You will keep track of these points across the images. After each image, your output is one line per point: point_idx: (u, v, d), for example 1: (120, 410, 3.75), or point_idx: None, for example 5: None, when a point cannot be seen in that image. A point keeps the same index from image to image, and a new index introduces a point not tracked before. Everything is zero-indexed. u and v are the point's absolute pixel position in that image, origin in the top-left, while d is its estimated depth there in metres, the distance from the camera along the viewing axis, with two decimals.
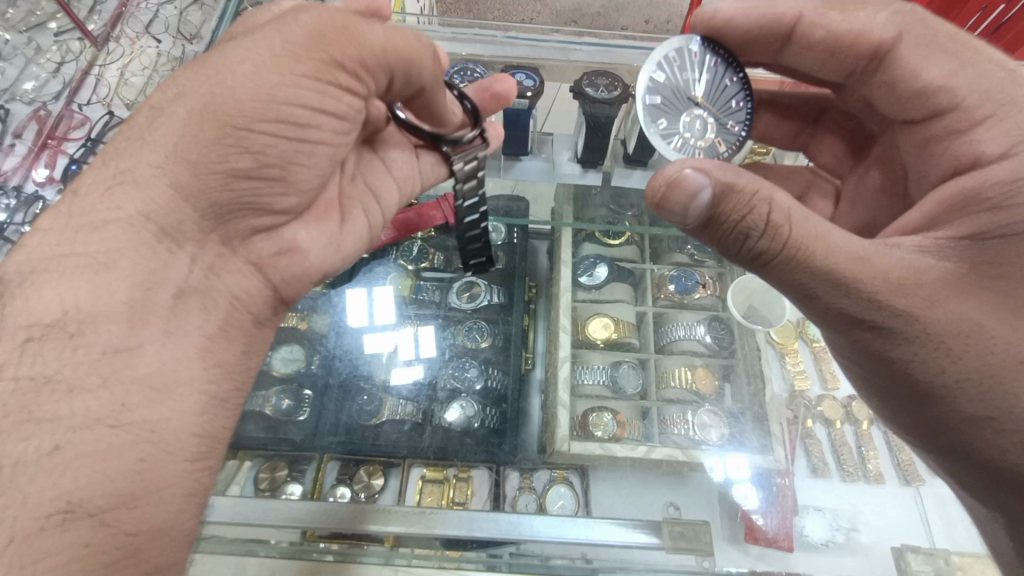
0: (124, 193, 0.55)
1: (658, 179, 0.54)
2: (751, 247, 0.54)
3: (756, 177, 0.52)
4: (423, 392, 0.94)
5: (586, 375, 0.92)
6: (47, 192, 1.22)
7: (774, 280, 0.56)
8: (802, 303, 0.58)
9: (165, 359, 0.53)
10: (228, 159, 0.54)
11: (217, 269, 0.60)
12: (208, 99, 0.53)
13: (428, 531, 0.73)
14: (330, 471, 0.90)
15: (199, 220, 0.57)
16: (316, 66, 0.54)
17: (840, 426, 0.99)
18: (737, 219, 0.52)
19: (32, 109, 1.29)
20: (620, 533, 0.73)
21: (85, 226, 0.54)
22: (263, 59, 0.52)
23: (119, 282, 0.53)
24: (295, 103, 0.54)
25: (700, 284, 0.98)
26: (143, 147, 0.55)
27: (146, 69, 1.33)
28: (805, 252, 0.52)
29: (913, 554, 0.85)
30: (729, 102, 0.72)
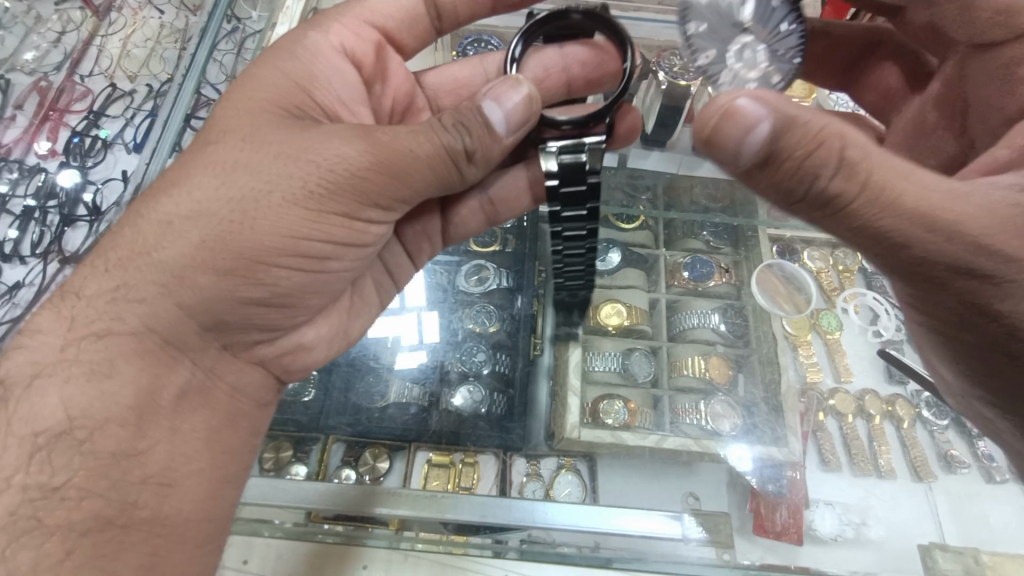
0: (125, 306, 0.58)
1: (709, 113, 0.49)
2: (822, 191, 0.48)
3: (820, 112, 0.48)
4: (431, 374, 0.93)
5: (597, 362, 0.91)
6: (50, 164, 1.21)
7: (849, 231, 0.51)
8: (883, 257, 0.52)
9: (168, 457, 0.59)
10: (241, 290, 0.58)
11: (218, 371, 0.64)
12: (236, 232, 0.55)
13: (439, 515, 0.72)
14: (335, 451, 0.89)
15: (200, 332, 0.60)
16: (345, 206, 0.57)
17: (852, 419, 0.97)
18: (805, 157, 0.47)
19: (33, 80, 1.26)
20: (641, 521, 0.74)
21: (88, 335, 0.57)
22: (291, 192, 0.55)
23: (123, 388, 0.57)
24: (323, 235, 0.58)
25: (716, 271, 0.96)
26: (146, 263, 0.57)
27: (149, 41, 1.29)
28: (891, 195, 0.48)
29: (941, 551, 0.82)
30: (779, 26, 0.65)
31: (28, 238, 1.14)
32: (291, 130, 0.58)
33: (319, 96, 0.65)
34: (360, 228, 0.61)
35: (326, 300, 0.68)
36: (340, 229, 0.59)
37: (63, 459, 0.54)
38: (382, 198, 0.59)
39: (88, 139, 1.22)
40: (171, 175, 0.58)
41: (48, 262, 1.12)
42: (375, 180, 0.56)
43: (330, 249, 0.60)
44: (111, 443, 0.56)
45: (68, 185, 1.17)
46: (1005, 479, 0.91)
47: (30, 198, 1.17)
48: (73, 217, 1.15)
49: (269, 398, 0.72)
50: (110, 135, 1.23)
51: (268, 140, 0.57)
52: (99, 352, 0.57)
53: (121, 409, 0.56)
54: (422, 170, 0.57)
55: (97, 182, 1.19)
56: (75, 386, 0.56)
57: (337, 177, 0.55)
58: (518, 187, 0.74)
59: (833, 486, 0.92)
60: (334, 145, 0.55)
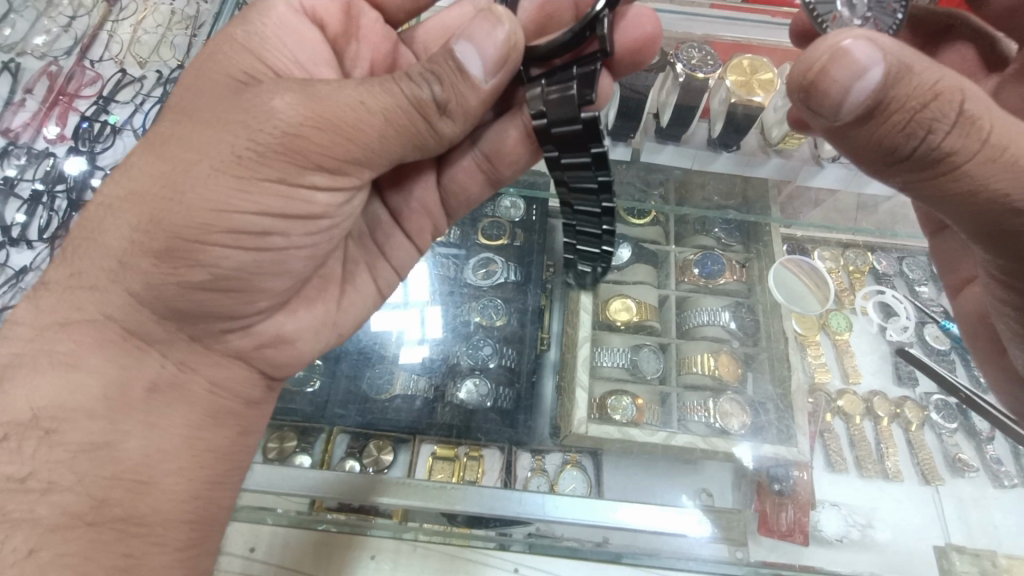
0: (82, 294, 0.59)
1: (812, 53, 0.43)
2: (932, 147, 0.46)
3: (936, 61, 0.44)
4: (438, 367, 0.92)
5: (604, 357, 0.90)
6: (58, 149, 1.20)
7: (955, 196, 0.49)
8: (983, 222, 0.50)
9: (143, 452, 0.59)
10: (179, 273, 0.56)
11: (190, 364, 0.64)
12: (166, 207, 0.54)
13: (447, 506, 0.72)
14: (339, 443, 0.88)
15: (159, 322, 0.60)
16: (281, 173, 0.54)
17: (859, 421, 0.97)
18: (920, 108, 0.44)
19: (43, 64, 1.25)
20: (647, 516, 0.75)
21: (51, 324, 0.59)
22: (221, 162, 0.53)
23: (91, 379, 0.57)
24: (259, 207, 0.55)
25: (725, 269, 0.95)
26: (105, 251, 0.57)
27: (160, 27, 1.29)
28: (1014, 154, 0.45)
29: (956, 554, 0.83)
30: None
31: (36, 222, 1.14)
32: (227, 98, 0.55)
33: (269, 59, 0.62)
34: (299, 203, 0.57)
35: (286, 286, 0.65)
36: (280, 203, 0.55)
37: (31, 446, 0.54)
38: (321, 160, 0.54)
39: (97, 124, 1.21)
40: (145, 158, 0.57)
41: (54, 246, 1.11)
42: (312, 143, 0.52)
43: (272, 223, 0.57)
44: (81, 436, 0.55)
45: (75, 172, 1.17)
46: (1013, 484, 0.90)
47: (38, 181, 1.17)
48: (81, 202, 1.14)
49: (259, 399, 0.72)
50: (119, 121, 1.22)
51: (199, 111, 0.56)
52: (60, 343, 0.58)
53: (90, 400, 0.57)
54: (369, 134, 0.53)
55: (106, 167, 1.18)
56: (38, 376, 0.56)
57: (265, 140, 0.52)
58: (512, 144, 0.69)
59: (841, 487, 0.91)
60: (272, 102, 0.52)
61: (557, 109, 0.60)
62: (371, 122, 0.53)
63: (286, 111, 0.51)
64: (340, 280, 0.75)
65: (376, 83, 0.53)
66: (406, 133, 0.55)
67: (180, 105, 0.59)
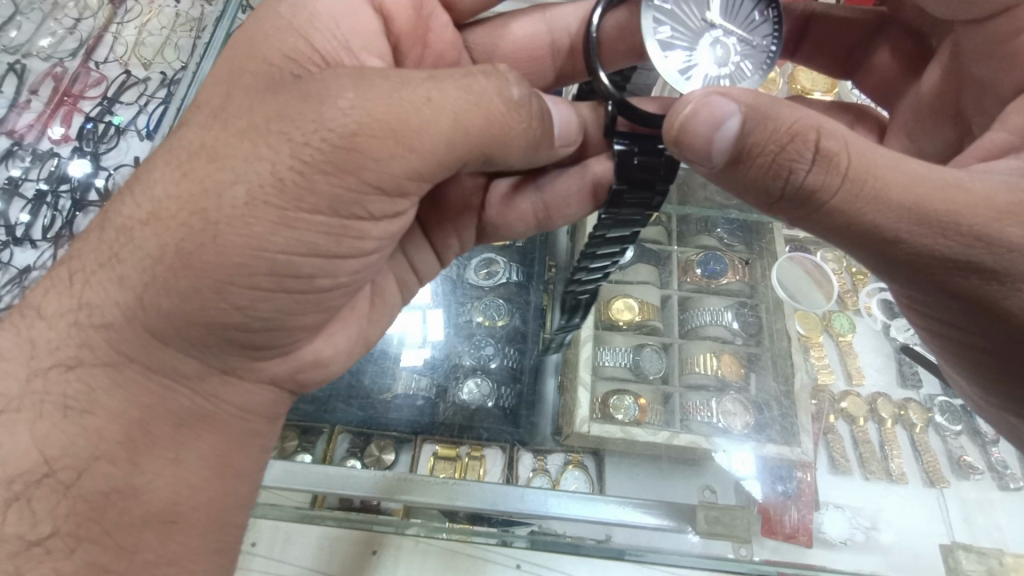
0: (89, 329, 0.54)
1: (679, 107, 0.52)
2: (797, 184, 0.50)
3: (793, 107, 0.50)
4: (440, 367, 0.92)
5: (607, 356, 0.90)
6: (63, 150, 1.22)
7: (837, 229, 0.51)
8: (874, 256, 0.52)
9: (170, 489, 0.56)
10: (211, 314, 0.51)
11: (221, 397, 0.59)
12: (197, 241, 0.48)
13: (450, 502, 0.72)
14: (341, 442, 0.88)
15: (188, 361, 0.55)
16: (329, 201, 0.48)
17: (863, 423, 0.96)
18: (776, 151, 0.49)
19: (50, 66, 1.26)
20: (641, 516, 0.73)
21: (55, 366, 0.54)
22: (259, 186, 0.47)
23: (107, 424, 0.54)
24: (303, 243, 0.49)
25: (729, 268, 0.95)
26: (111, 280, 0.52)
27: (165, 28, 1.29)
28: (873, 184, 0.48)
29: (963, 552, 0.82)
30: (751, 15, 0.64)
31: (40, 222, 1.15)
32: (266, 99, 0.50)
33: (316, 40, 0.57)
34: (348, 242, 0.52)
35: (323, 318, 0.61)
36: (329, 240, 0.50)
37: (46, 505, 0.52)
38: (379, 178, 0.48)
39: (102, 125, 1.22)
40: (154, 173, 0.52)
41: (58, 246, 1.12)
42: (369, 156, 0.47)
43: (319, 266, 0.52)
44: (103, 482, 0.53)
45: (79, 174, 1.18)
46: (1018, 486, 0.90)
47: (43, 182, 1.18)
48: (85, 202, 1.15)
49: (280, 411, 0.65)
50: (124, 121, 1.23)
51: (234, 119, 0.50)
52: (68, 385, 0.54)
53: (110, 445, 0.53)
54: (434, 139, 0.48)
55: (109, 168, 1.19)
56: (49, 423, 0.53)
57: (313, 155, 0.46)
58: (573, 192, 0.70)
59: (845, 488, 0.90)
60: (340, 95, 0.47)
61: (638, 179, 0.62)
62: (435, 125, 0.48)
63: (355, 113, 0.46)
64: (369, 293, 0.70)
65: (442, 81, 0.48)
66: (474, 142, 0.50)
67: (203, 108, 0.53)
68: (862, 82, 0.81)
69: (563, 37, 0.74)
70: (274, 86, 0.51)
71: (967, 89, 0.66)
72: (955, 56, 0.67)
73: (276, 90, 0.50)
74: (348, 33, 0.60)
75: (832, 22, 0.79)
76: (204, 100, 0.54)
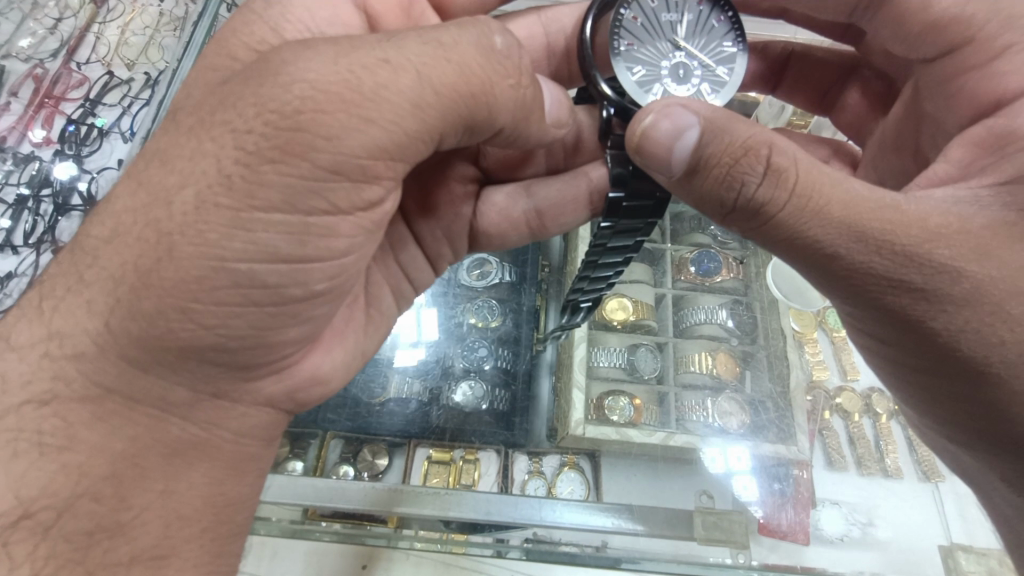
0: (63, 358, 0.50)
1: (641, 114, 0.49)
2: (748, 198, 0.48)
3: (747, 122, 0.49)
4: (433, 369, 0.91)
5: (602, 357, 0.88)
6: (44, 152, 1.19)
7: (783, 243, 0.50)
8: (815, 271, 0.51)
9: (161, 522, 0.53)
10: (177, 334, 0.48)
11: (216, 422, 0.56)
12: (150, 259, 0.46)
13: (441, 513, 0.71)
14: (333, 447, 0.86)
15: (170, 385, 0.52)
16: (283, 193, 0.44)
17: (857, 418, 0.95)
18: (730, 163, 0.48)
19: (29, 67, 1.23)
20: (620, 524, 0.73)
21: (29, 401, 0.50)
22: (207, 187, 0.44)
23: (92, 458, 0.50)
24: (263, 249, 0.46)
25: (722, 266, 0.95)
26: (84, 303, 0.50)
27: (148, 29, 1.26)
28: (816, 201, 0.48)
29: (964, 554, 0.81)
30: (716, 45, 0.63)
31: (21, 227, 1.12)
32: (214, 94, 0.47)
33: (288, 32, 0.57)
34: (314, 242, 0.48)
35: (312, 330, 0.58)
36: (291, 243, 0.47)
37: (26, 547, 0.47)
38: (335, 161, 0.44)
39: (84, 128, 1.20)
40: (132, 184, 0.49)
41: (40, 251, 1.10)
42: (317, 133, 0.43)
43: (285, 274, 0.49)
44: (86, 522, 0.49)
45: (63, 178, 1.15)
46: None
47: (23, 186, 1.15)
48: (68, 207, 1.13)
49: (278, 432, 0.63)
50: (107, 123, 1.21)
51: (187, 118, 0.48)
52: (44, 422, 0.50)
53: (92, 482, 0.50)
54: (397, 103, 0.44)
55: (92, 170, 1.17)
56: (26, 462, 0.49)
57: (257, 143, 0.43)
58: (569, 195, 0.73)
59: (839, 485, 0.90)
60: (295, 62, 0.43)
61: (638, 189, 0.63)
62: (396, 86, 0.44)
63: (304, 89, 0.42)
64: (364, 306, 0.68)
65: (403, 41, 0.45)
66: (449, 104, 0.46)
67: (175, 114, 0.51)
68: (837, 120, 0.80)
69: (559, 37, 0.72)
70: (229, 77, 0.49)
71: (925, 126, 0.65)
72: (914, 94, 0.66)
73: (226, 82, 0.47)
74: (322, 26, 0.59)
75: (812, 55, 0.78)
76: (179, 105, 0.52)
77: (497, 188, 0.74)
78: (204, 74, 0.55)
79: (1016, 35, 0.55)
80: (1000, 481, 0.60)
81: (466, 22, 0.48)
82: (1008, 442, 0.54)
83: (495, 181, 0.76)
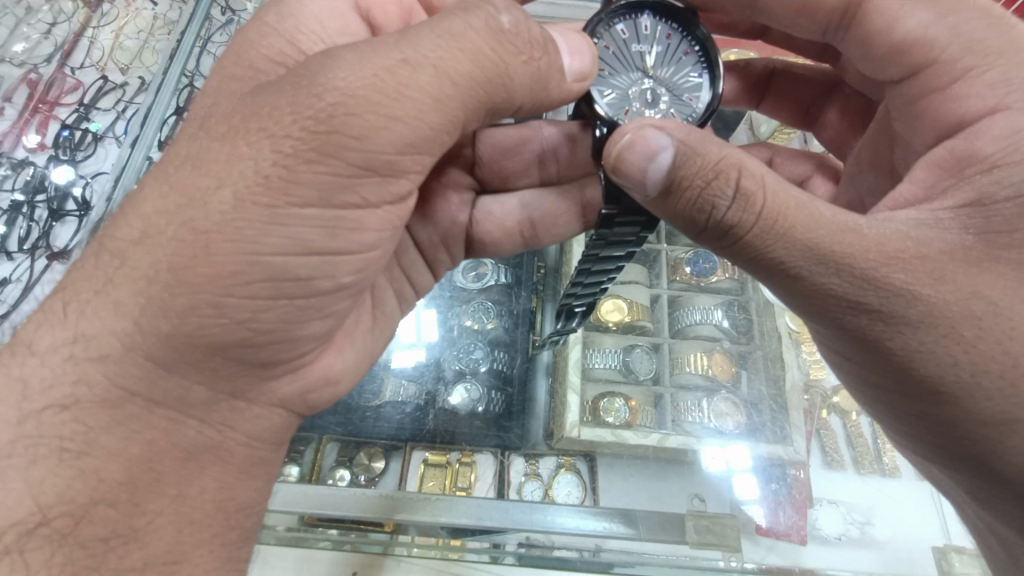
0: (83, 361, 0.49)
1: (619, 133, 0.49)
2: (717, 220, 0.48)
3: (720, 144, 0.48)
4: (428, 373, 0.91)
5: (597, 358, 0.88)
6: (39, 158, 1.19)
7: (749, 262, 0.50)
8: (779, 288, 0.51)
9: (173, 528, 0.52)
10: (209, 330, 0.48)
11: (230, 423, 0.55)
12: (187, 255, 0.46)
13: (434, 518, 0.72)
14: (329, 452, 0.86)
15: (193, 389, 0.51)
16: (319, 191, 0.45)
17: (856, 417, 0.94)
18: (701, 186, 0.47)
19: (23, 72, 1.23)
20: (602, 523, 0.73)
21: (49, 406, 0.49)
22: (245, 186, 0.44)
23: (109, 464, 0.49)
24: (299, 241, 0.47)
25: (717, 267, 0.94)
26: (106, 307, 0.49)
27: (141, 33, 1.26)
28: (783, 224, 0.47)
29: (957, 554, 0.79)
30: (685, 74, 0.62)
31: (16, 233, 1.12)
32: (244, 103, 0.47)
33: (303, 43, 0.58)
34: (346, 234, 0.49)
35: (333, 324, 0.58)
36: (324, 236, 0.48)
37: (41, 555, 0.46)
38: (367, 159, 0.45)
39: (79, 132, 1.19)
40: (156, 187, 0.48)
41: (34, 258, 1.09)
42: (349, 133, 0.43)
43: (318, 266, 0.50)
44: (102, 528, 0.48)
45: (59, 181, 1.15)
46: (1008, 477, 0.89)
47: (18, 191, 1.15)
48: (62, 212, 1.13)
49: (287, 436, 0.62)
50: (101, 128, 1.20)
51: (217, 125, 0.48)
52: (64, 427, 0.48)
53: (109, 487, 0.49)
54: (420, 99, 0.44)
55: (87, 175, 1.16)
56: (45, 468, 0.47)
57: (295, 146, 0.43)
58: (563, 211, 0.75)
59: (838, 485, 0.90)
60: (335, 69, 0.43)
61: (631, 205, 0.63)
62: (416, 83, 0.44)
63: (337, 95, 0.43)
64: (370, 312, 0.68)
65: (418, 39, 0.45)
66: (464, 92, 0.46)
67: (195, 121, 0.51)
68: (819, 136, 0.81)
69: None
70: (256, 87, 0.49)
71: (897, 144, 0.65)
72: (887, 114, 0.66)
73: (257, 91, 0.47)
74: (333, 36, 0.59)
75: (792, 74, 0.78)
76: (198, 114, 0.52)
77: (493, 196, 0.75)
78: (220, 81, 0.55)
79: (977, 58, 0.54)
80: (970, 498, 0.61)
81: (472, 5, 0.47)
82: (960, 459, 0.55)
83: (490, 189, 0.75)
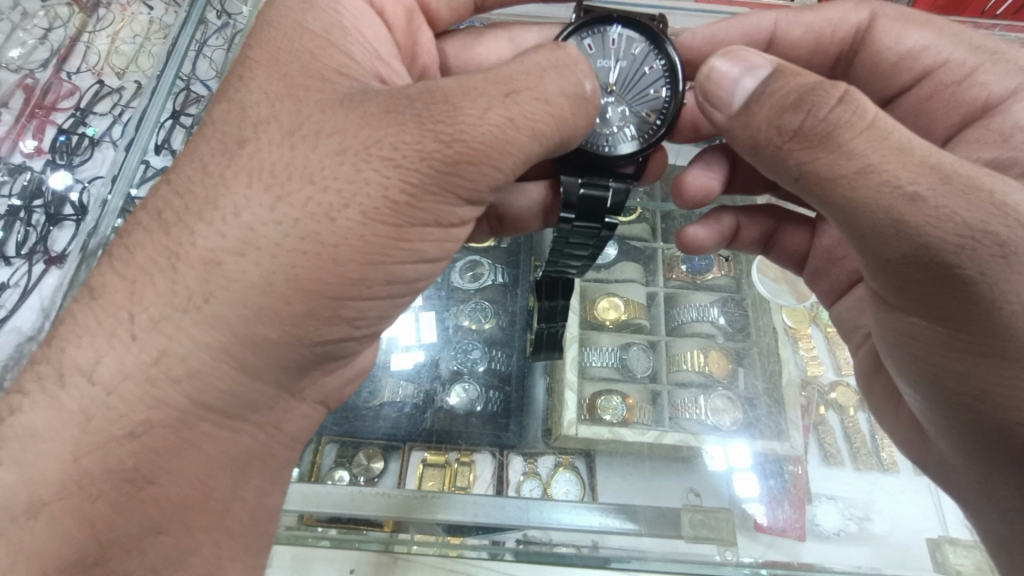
0: (162, 384, 0.46)
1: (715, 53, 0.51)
2: (819, 122, 0.45)
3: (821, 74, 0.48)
4: (425, 372, 0.91)
5: (593, 357, 0.89)
6: (36, 163, 1.19)
7: (850, 182, 0.45)
8: (885, 228, 0.45)
9: (211, 543, 0.50)
10: (319, 330, 0.49)
11: (281, 427, 0.54)
12: (313, 264, 0.46)
13: (430, 514, 0.73)
14: (328, 453, 0.86)
15: (257, 399, 0.51)
16: (438, 216, 0.50)
17: (854, 413, 0.94)
18: (803, 91, 0.45)
19: (20, 78, 1.23)
20: (589, 517, 0.74)
21: (121, 436, 0.45)
22: (373, 208, 0.47)
23: (170, 488, 0.47)
24: (416, 253, 0.51)
25: (713, 265, 0.97)
26: (176, 325, 0.47)
27: (138, 37, 1.27)
28: (895, 140, 0.44)
29: (951, 547, 0.79)
30: (645, 90, 0.64)
31: (13, 238, 1.12)
32: (328, 125, 0.49)
33: (357, 55, 0.56)
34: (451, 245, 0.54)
35: None
36: (435, 248, 0.52)
37: None
38: (472, 194, 0.50)
39: (76, 137, 1.20)
40: (229, 199, 0.48)
41: (32, 262, 1.09)
42: (464, 176, 0.48)
43: (423, 269, 0.53)
44: (153, 556, 0.47)
45: (58, 186, 1.16)
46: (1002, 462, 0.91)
47: (15, 197, 1.15)
48: (59, 217, 1.13)
49: None
50: (99, 132, 1.21)
51: (310, 147, 0.48)
52: (133, 456, 0.46)
53: (165, 511, 0.47)
54: (514, 155, 0.49)
55: (85, 180, 1.17)
56: (108, 504, 0.45)
57: (422, 179, 0.47)
58: (523, 204, 0.68)
59: (837, 480, 0.90)
60: (464, 106, 0.47)
61: (587, 210, 0.66)
62: (519, 143, 0.49)
63: (471, 125, 0.47)
64: None
65: (521, 98, 0.48)
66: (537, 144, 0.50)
67: (226, 130, 0.52)
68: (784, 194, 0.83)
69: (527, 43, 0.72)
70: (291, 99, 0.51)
71: None
72: None
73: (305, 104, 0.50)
74: (372, 41, 0.58)
75: None
76: (250, 121, 0.52)
77: None
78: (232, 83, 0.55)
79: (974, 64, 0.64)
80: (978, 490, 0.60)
81: (565, 64, 0.50)
82: None
83: None
